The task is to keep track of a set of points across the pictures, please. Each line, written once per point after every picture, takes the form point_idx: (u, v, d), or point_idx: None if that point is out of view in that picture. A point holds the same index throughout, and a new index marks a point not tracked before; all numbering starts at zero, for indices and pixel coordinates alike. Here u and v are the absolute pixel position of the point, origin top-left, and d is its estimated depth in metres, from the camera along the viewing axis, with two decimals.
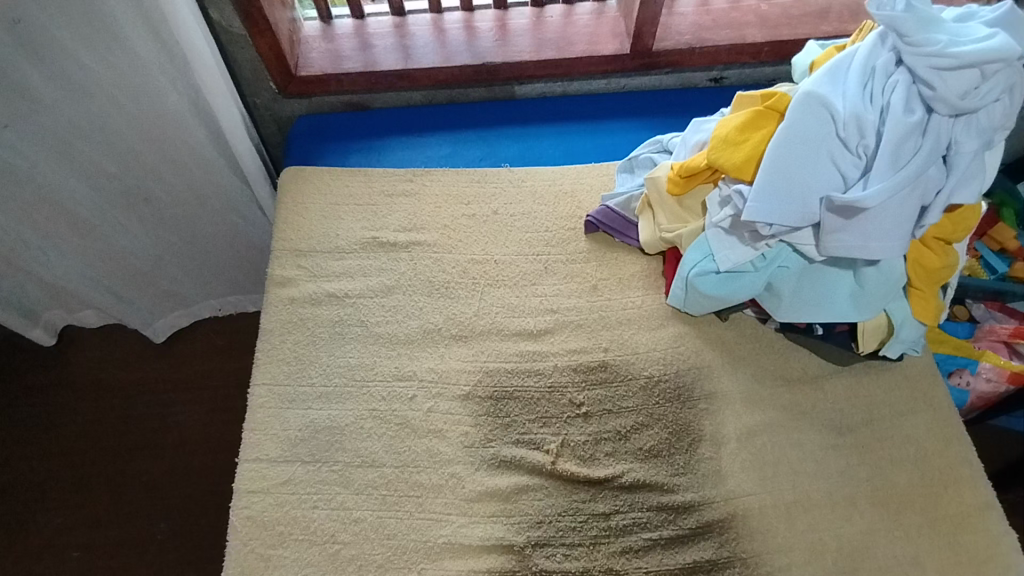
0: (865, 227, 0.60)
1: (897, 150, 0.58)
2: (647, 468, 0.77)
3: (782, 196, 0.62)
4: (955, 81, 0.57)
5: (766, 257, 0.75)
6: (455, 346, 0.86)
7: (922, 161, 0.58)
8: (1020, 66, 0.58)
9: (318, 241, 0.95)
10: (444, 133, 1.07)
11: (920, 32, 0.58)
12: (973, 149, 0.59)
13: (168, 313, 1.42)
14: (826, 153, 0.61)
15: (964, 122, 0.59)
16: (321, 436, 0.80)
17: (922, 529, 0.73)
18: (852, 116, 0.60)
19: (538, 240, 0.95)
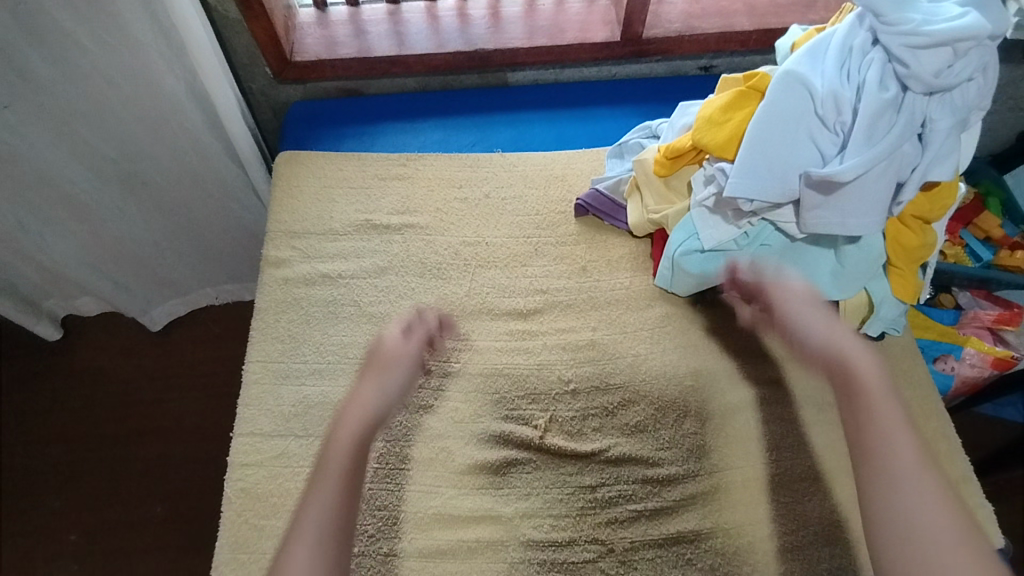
0: (841, 202, 0.62)
1: (872, 126, 0.60)
2: (633, 443, 0.78)
3: (760, 172, 0.64)
4: (927, 60, 0.58)
5: (748, 235, 0.77)
6: (446, 325, 0.88)
7: (898, 136, 0.59)
8: (993, 46, 0.60)
9: (313, 223, 0.97)
10: (438, 119, 1.09)
11: (896, 11, 0.60)
12: (948, 127, 0.61)
13: (165, 300, 1.44)
14: (804, 130, 0.63)
15: (938, 100, 0.61)
16: (315, 411, 0.82)
17: (942, 518, 0.60)
18: (828, 94, 0.61)
19: (529, 223, 0.97)
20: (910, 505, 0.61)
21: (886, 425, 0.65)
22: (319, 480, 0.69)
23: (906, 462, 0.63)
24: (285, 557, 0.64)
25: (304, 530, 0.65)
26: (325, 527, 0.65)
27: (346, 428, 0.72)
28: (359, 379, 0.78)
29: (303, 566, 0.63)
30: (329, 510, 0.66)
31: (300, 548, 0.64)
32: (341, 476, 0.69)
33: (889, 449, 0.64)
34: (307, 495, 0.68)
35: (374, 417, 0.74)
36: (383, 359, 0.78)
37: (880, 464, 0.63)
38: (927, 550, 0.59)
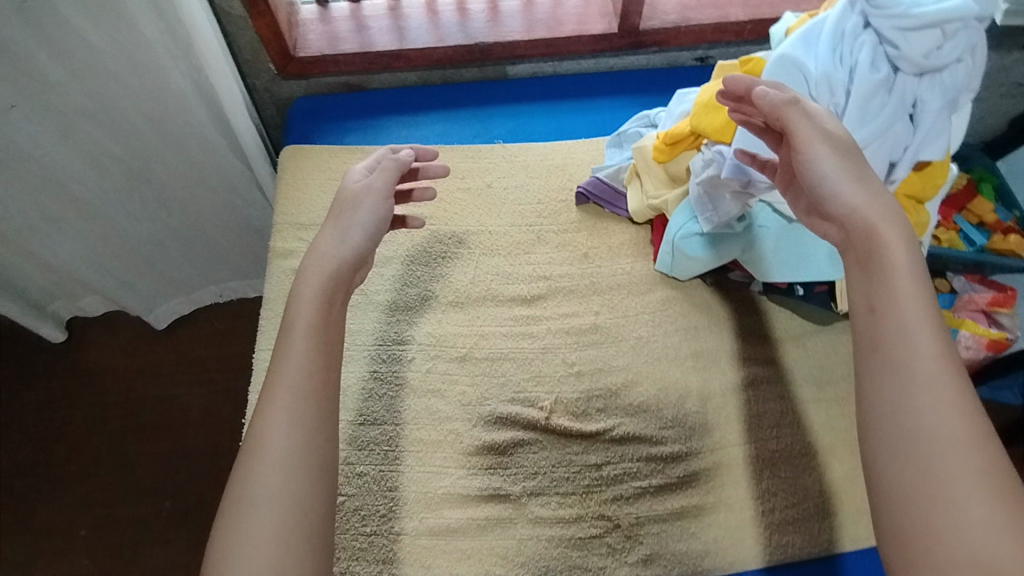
0: None
1: (865, 109, 0.61)
2: (636, 422, 0.80)
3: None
4: (916, 44, 0.60)
5: (744, 219, 0.80)
6: (451, 311, 0.90)
7: (889, 118, 0.61)
8: (981, 28, 0.61)
9: (319, 215, 0.99)
10: (439, 112, 1.11)
11: None
12: (939, 107, 0.62)
13: (171, 298, 1.45)
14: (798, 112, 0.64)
15: (929, 81, 0.62)
16: None
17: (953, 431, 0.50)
18: (822, 78, 0.62)
19: (531, 212, 0.99)
20: (919, 404, 0.52)
21: (908, 312, 0.55)
22: (286, 341, 0.65)
23: (921, 359, 0.53)
24: (262, 420, 0.60)
25: (281, 390, 0.62)
26: (301, 388, 0.62)
27: (308, 291, 0.69)
28: (322, 229, 0.76)
29: (283, 428, 0.60)
30: (304, 368, 0.63)
31: (278, 412, 0.61)
32: (311, 331, 0.66)
33: (905, 340, 0.54)
34: (272, 365, 0.64)
35: (341, 266, 0.72)
36: (349, 197, 0.78)
37: (894, 353, 0.54)
38: (926, 459, 0.50)
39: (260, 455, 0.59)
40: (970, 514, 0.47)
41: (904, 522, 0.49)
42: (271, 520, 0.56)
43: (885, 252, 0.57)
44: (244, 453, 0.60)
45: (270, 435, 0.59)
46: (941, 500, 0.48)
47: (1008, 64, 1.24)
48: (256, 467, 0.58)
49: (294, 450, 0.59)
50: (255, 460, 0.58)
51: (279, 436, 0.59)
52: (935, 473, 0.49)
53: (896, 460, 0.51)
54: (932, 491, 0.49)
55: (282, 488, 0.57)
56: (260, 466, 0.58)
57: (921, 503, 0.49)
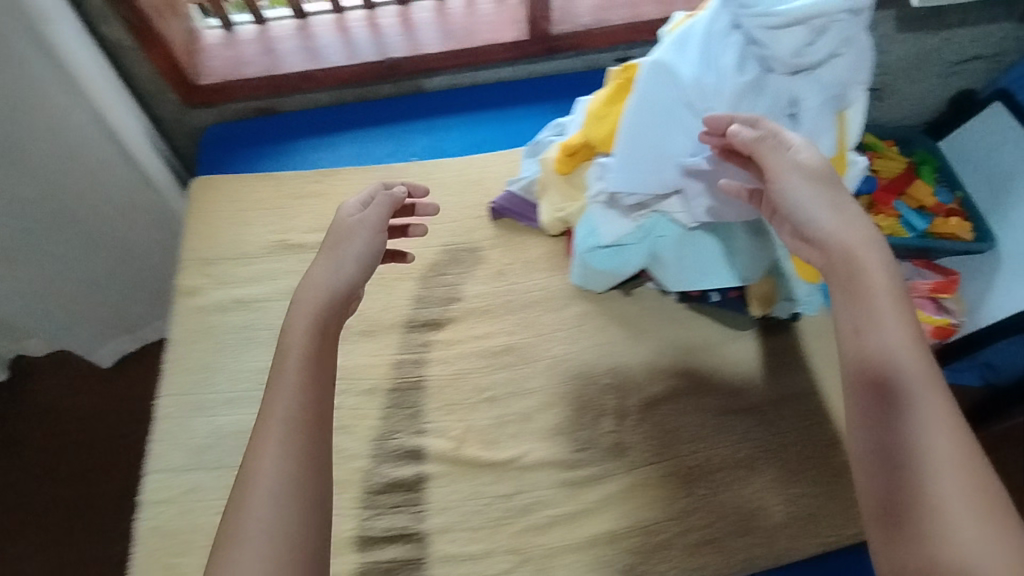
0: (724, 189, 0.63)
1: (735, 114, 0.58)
2: (550, 447, 0.78)
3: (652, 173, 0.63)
4: (783, 42, 0.56)
5: (643, 229, 0.73)
6: (363, 341, 0.87)
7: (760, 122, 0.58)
8: (856, 19, 0.57)
9: (226, 249, 0.95)
10: (353, 132, 1.07)
11: None
12: (817, 105, 0.59)
13: (112, 339, 1.36)
14: (681, 119, 0.61)
15: (803, 78, 0.59)
16: (228, 441, 0.81)
17: (942, 448, 0.50)
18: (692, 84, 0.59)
19: (445, 231, 0.95)
20: (911, 430, 0.51)
21: (892, 332, 0.53)
22: (280, 371, 0.61)
23: (907, 379, 0.52)
24: (255, 453, 0.56)
25: (275, 422, 0.58)
26: (294, 420, 0.58)
27: (301, 324, 0.64)
28: (315, 260, 0.70)
29: (278, 461, 0.56)
30: (298, 398, 0.59)
31: (271, 444, 0.57)
32: (305, 361, 0.62)
33: (891, 361, 0.53)
34: (266, 395, 0.60)
35: (330, 299, 0.66)
36: (344, 229, 0.71)
37: (881, 375, 0.53)
38: (918, 479, 0.49)
39: (252, 491, 0.54)
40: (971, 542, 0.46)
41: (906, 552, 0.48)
42: (260, 558, 0.51)
43: (866, 276, 0.55)
44: (236, 487, 0.56)
45: (262, 467, 0.55)
46: (942, 529, 0.47)
47: (939, 44, 1.21)
48: (247, 502, 0.54)
49: (290, 482, 0.55)
50: (248, 496, 0.54)
51: (272, 469, 0.55)
52: (934, 500, 0.48)
53: (889, 486, 0.50)
54: (921, 512, 0.48)
55: (271, 521, 0.53)
56: (252, 501, 0.54)
57: (921, 532, 0.48)
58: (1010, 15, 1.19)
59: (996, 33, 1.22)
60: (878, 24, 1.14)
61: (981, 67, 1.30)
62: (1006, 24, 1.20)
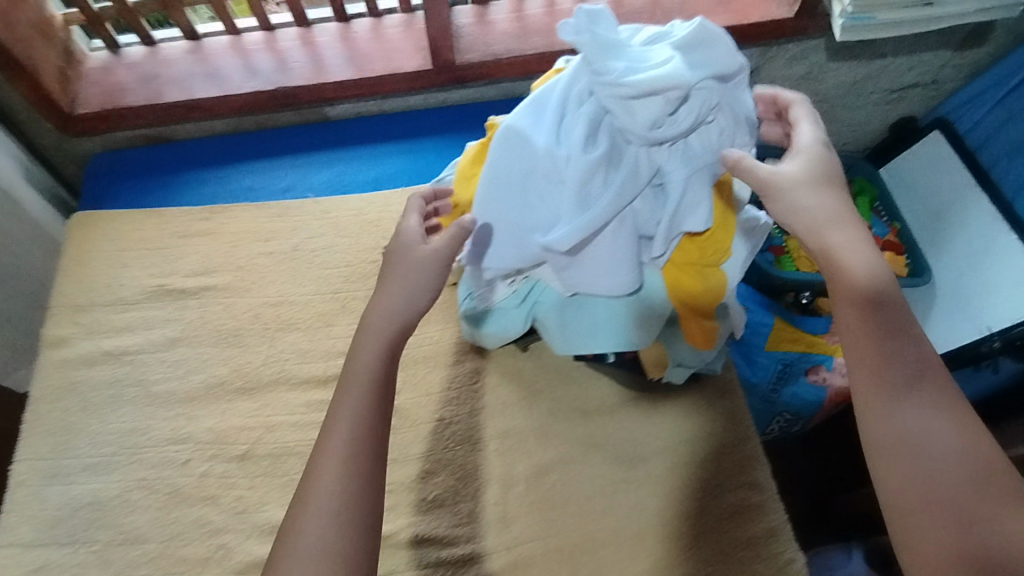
0: (588, 264, 0.58)
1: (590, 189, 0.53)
2: (428, 521, 0.73)
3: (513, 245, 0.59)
4: (639, 112, 0.52)
5: (519, 293, 0.70)
6: (238, 400, 0.81)
7: (615, 199, 0.53)
8: (719, 86, 0.53)
9: (100, 294, 0.89)
10: (250, 164, 1.00)
11: (601, 60, 0.51)
12: (684, 176, 0.55)
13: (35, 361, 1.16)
14: (539, 188, 0.56)
15: (668, 150, 0.55)
16: (83, 513, 0.75)
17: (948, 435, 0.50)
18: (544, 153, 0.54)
19: (337, 276, 0.89)
20: (918, 423, 0.51)
21: (881, 320, 0.55)
22: (345, 390, 0.56)
23: (905, 368, 0.53)
24: (313, 471, 0.53)
25: (336, 441, 0.54)
26: (357, 444, 0.54)
27: (369, 344, 0.58)
28: (379, 283, 0.61)
29: (339, 484, 0.52)
30: (361, 418, 0.55)
31: (332, 465, 0.53)
32: (373, 384, 0.56)
33: (892, 354, 0.53)
34: (329, 411, 0.56)
35: (403, 326, 0.59)
36: (429, 264, 0.60)
37: (875, 364, 0.53)
38: (924, 465, 0.49)
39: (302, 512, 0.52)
40: (996, 531, 0.46)
41: (926, 543, 0.48)
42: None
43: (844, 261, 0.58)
44: (293, 502, 0.53)
45: (319, 483, 0.52)
46: (959, 520, 0.47)
47: (873, 73, 1.17)
48: (299, 516, 0.51)
49: (347, 509, 0.51)
50: (298, 518, 0.51)
51: (333, 493, 0.52)
52: (949, 491, 0.48)
53: (901, 469, 0.50)
54: (930, 495, 0.48)
55: (318, 547, 0.50)
56: (307, 519, 0.51)
57: (938, 524, 0.47)
58: (947, 43, 1.13)
59: (932, 61, 1.16)
60: (807, 53, 1.09)
61: (920, 95, 1.24)
62: (942, 53, 1.15)
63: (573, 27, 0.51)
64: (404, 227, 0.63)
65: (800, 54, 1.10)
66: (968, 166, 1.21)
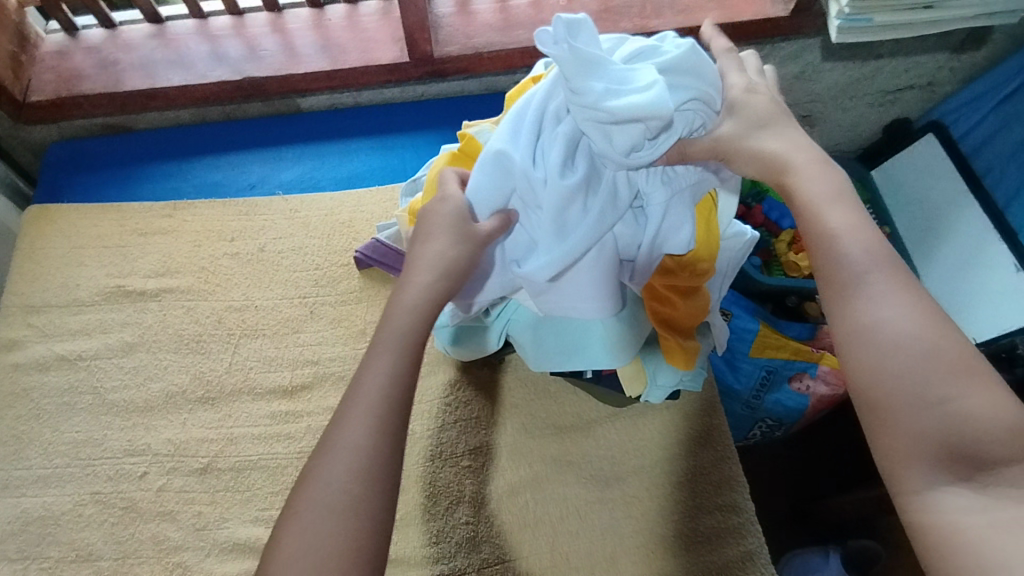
0: (567, 289, 0.57)
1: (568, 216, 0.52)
2: (396, 540, 0.70)
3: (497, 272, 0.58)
4: (618, 137, 0.49)
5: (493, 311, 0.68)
6: (199, 410, 0.77)
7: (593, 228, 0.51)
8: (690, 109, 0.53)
9: (55, 294, 0.84)
10: (217, 158, 0.96)
11: (580, 78, 0.46)
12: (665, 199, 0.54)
13: None
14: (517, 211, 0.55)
15: (647, 172, 0.53)
16: (33, 528, 0.71)
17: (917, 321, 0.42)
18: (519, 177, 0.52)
19: (306, 280, 0.86)
20: (882, 308, 0.43)
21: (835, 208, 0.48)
22: (381, 341, 0.50)
23: (869, 253, 0.46)
24: (341, 416, 0.46)
25: (372, 391, 0.47)
26: (395, 399, 0.47)
27: (411, 295, 0.51)
28: (415, 244, 0.54)
29: (367, 432, 0.45)
30: (401, 372, 0.48)
31: (365, 412, 0.46)
32: (414, 337, 0.50)
33: (836, 244, 0.47)
34: (363, 358, 0.49)
35: (453, 286, 0.53)
36: (480, 243, 0.53)
37: (836, 253, 0.47)
38: (886, 353, 0.42)
39: (328, 458, 0.45)
40: (961, 408, 0.39)
41: (888, 431, 0.41)
42: (329, 538, 0.43)
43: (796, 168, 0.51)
44: (315, 449, 0.47)
45: (346, 428, 0.46)
46: (918, 402, 0.40)
47: (869, 74, 1.13)
48: (322, 463, 0.45)
49: (377, 463, 0.45)
50: (322, 464, 0.45)
51: (362, 442, 0.45)
52: (906, 376, 0.41)
53: (865, 352, 0.43)
54: (891, 382, 0.41)
55: (346, 499, 0.44)
56: (330, 466, 0.45)
57: (895, 412, 0.41)
58: (944, 46, 1.10)
59: (929, 64, 1.13)
60: (801, 52, 1.06)
61: (916, 96, 1.21)
62: (940, 55, 1.12)
63: (548, 40, 0.45)
64: (446, 192, 0.55)
65: (794, 53, 1.06)
66: (962, 176, 1.18)
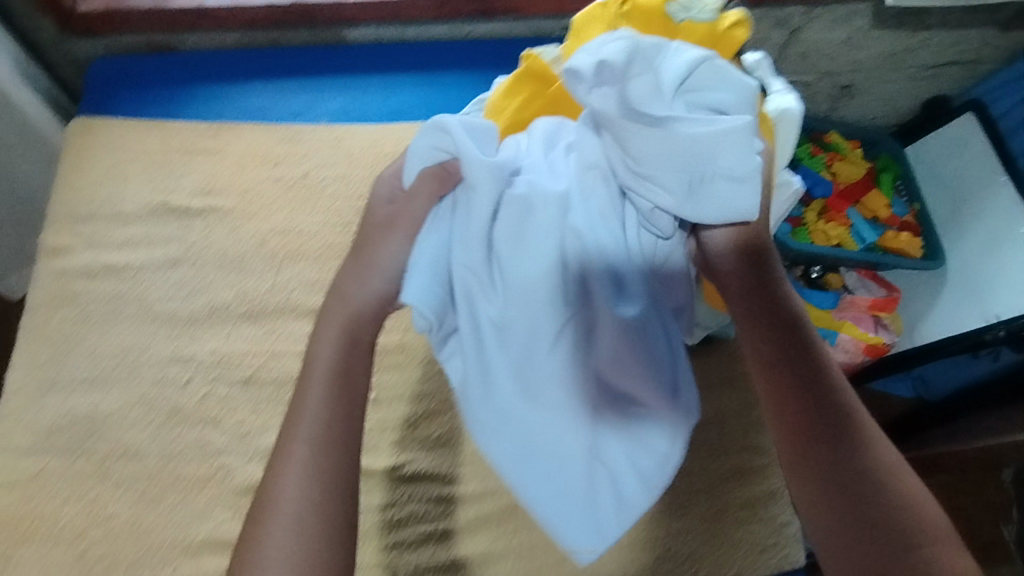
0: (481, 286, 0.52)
1: (525, 226, 0.52)
2: (432, 458, 0.73)
3: (425, 268, 0.54)
4: (646, 156, 0.51)
5: None
6: (242, 325, 0.79)
7: (507, 209, 0.53)
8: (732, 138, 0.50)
9: (100, 205, 0.85)
10: (262, 83, 0.96)
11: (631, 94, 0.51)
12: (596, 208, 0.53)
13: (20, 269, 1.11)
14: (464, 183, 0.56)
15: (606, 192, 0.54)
16: (80, 425, 0.74)
17: (870, 464, 0.50)
18: (487, 168, 0.52)
19: (349, 208, 0.87)
20: (840, 456, 0.51)
21: (799, 348, 0.54)
22: (301, 392, 0.57)
23: (828, 395, 0.53)
24: (277, 470, 0.54)
25: (299, 442, 0.54)
26: (320, 442, 0.54)
27: (328, 335, 0.60)
28: (343, 263, 0.64)
29: (299, 482, 0.53)
30: (323, 418, 0.55)
31: (295, 466, 0.53)
32: (330, 378, 0.57)
33: (801, 385, 0.53)
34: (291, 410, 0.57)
35: (362, 319, 0.61)
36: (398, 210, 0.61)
37: (801, 395, 0.53)
38: (848, 495, 0.50)
39: (272, 512, 0.52)
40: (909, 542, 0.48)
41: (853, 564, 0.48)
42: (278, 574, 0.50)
43: (757, 297, 0.56)
44: (257, 503, 0.54)
45: (283, 481, 0.53)
46: (883, 538, 0.48)
47: (916, 45, 1.12)
48: (268, 518, 0.52)
49: (313, 506, 0.52)
50: (269, 517, 0.52)
51: (294, 495, 0.52)
52: (871, 519, 0.49)
53: (827, 496, 0.50)
54: (857, 523, 0.49)
55: (291, 539, 0.51)
56: (274, 519, 0.52)
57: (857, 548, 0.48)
58: (993, 21, 1.08)
59: (974, 39, 1.11)
60: (852, 16, 1.05)
61: (957, 73, 1.20)
62: (986, 31, 1.10)
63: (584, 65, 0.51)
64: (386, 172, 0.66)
65: (844, 16, 1.05)
66: (995, 152, 1.17)
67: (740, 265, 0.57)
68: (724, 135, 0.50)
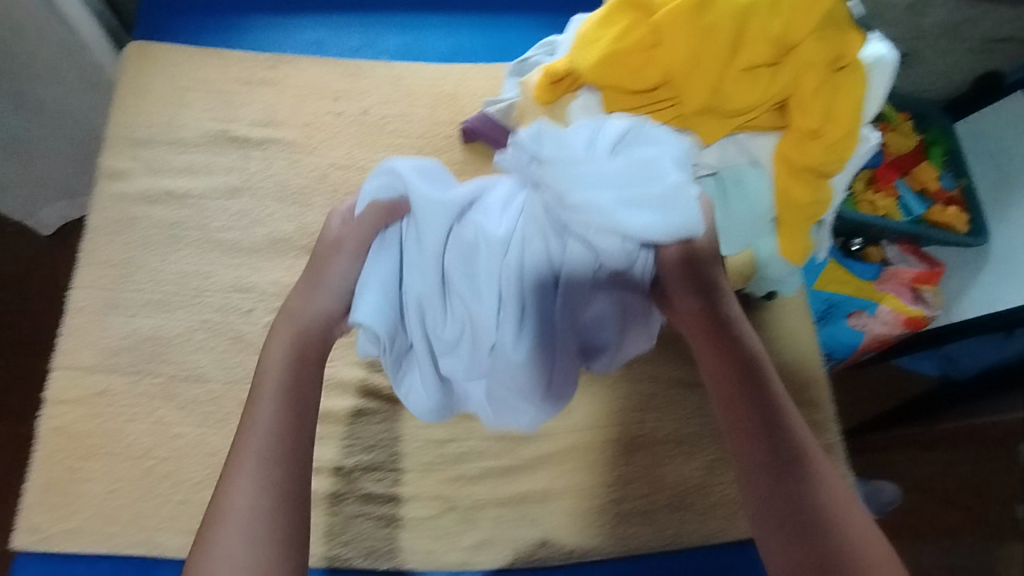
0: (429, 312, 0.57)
1: (467, 263, 0.56)
2: None
3: (378, 291, 0.57)
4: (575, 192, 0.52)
5: None
6: (304, 257, 0.79)
7: (453, 248, 0.56)
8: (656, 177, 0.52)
9: (159, 130, 0.84)
10: (320, 16, 0.94)
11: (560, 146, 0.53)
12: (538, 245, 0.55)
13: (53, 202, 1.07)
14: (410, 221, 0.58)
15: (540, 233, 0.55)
16: (144, 346, 0.74)
17: (824, 504, 0.53)
18: (435, 207, 0.56)
19: (408, 147, 0.86)
20: (791, 494, 0.54)
21: (757, 388, 0.57)
22: (250, 408, 0.57)
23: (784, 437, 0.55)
24: (226, 484, 0.53)
25: (248, 455, 0.54)
26: (272, 455, 0.55)
27: (276, 352, 0.60)
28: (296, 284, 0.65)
29: (248, 494, 0.52)
30: (272, 432, 0.56)
31: (245, 478, 0.53)
32: (279, 394, 0.58)
33: (758, 426, 0.55)
34: (240, 425, 0.57)
35: (309, 340, 0.62)
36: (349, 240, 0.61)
37: (757, 438, 0.55)
38: (801, 534, 0.53)
39: (221, 523, 0.51)
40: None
41: None
42: None
43: (718, 338, 0.58)
44: (205, 519, 0.53)
45: (232, 494, 0.53)
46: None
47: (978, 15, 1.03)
48: (215, 534, 0.51)
49: (263, 519, 0.52)
50: (218, 530, 0.51)
51: (245, 504, 0.52)
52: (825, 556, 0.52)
53: (782, 535, 0.53)
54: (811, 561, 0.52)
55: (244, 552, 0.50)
56: (222, 533, 0.51)
57: None
58: None
59: None
60: None
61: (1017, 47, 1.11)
62: None
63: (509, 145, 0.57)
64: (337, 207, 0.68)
65: None
66: None
67: (698, 301, 0.59)
68: (654, 170, 0.52)
